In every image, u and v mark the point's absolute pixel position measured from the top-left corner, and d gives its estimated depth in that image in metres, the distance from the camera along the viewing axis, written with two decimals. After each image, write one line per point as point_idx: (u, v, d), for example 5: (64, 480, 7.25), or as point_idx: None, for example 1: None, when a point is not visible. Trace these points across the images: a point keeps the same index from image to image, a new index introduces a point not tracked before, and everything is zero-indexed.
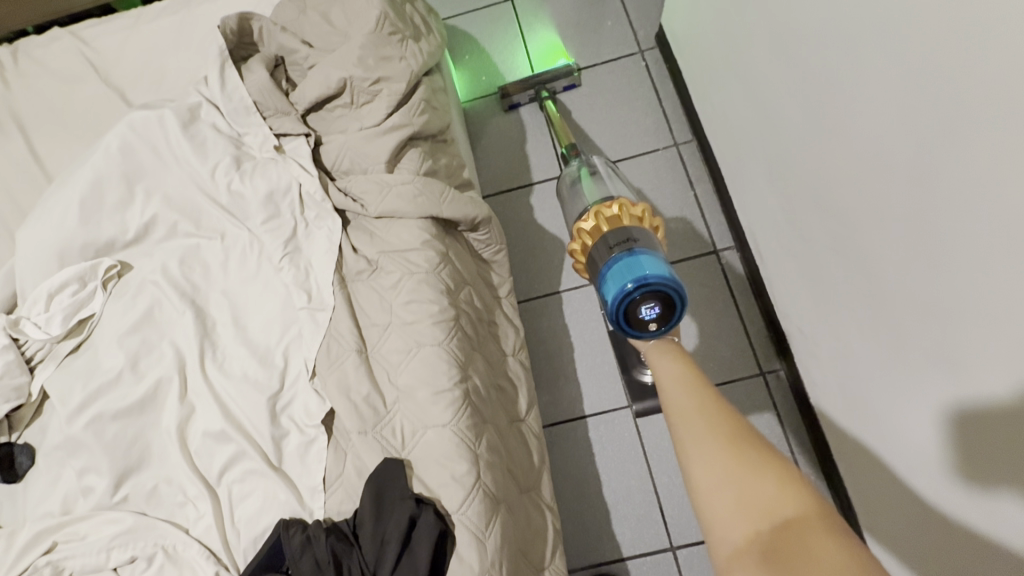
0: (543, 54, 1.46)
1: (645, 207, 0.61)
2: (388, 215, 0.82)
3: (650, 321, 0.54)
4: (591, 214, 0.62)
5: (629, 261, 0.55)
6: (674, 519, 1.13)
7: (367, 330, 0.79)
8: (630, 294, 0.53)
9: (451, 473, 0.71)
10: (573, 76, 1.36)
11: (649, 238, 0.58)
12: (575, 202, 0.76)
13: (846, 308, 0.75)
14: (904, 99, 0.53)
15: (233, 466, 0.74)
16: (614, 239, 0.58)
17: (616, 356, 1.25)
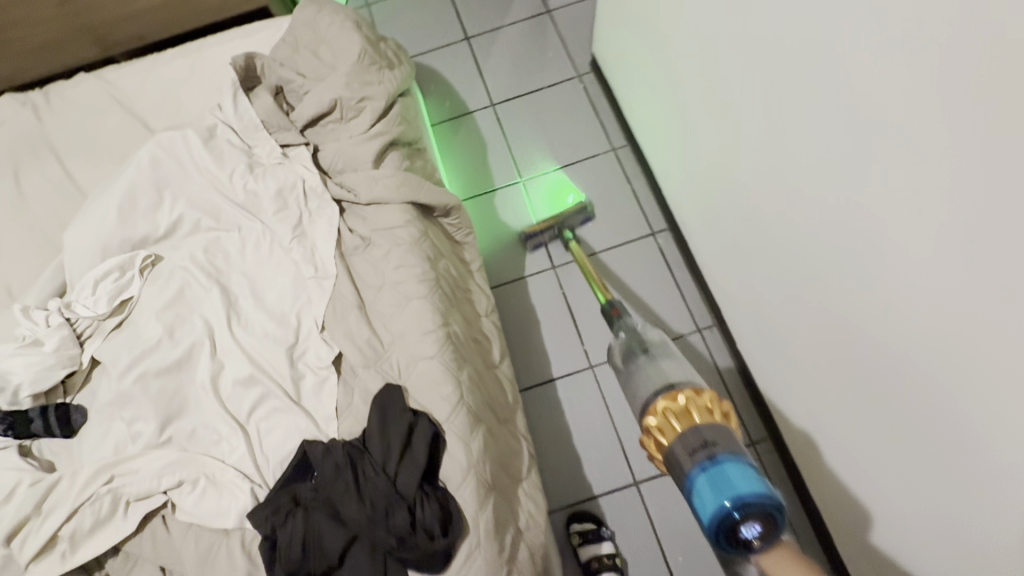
0: (552, 195, 1.60)
1: (710, 396, 0.67)
2: (376, 202, 1.03)
3: (756, 543, 0.60)
4: (657, 409, 0.68)
5: (715, 471, 0.60)
6: (635, 457, 1.32)
7: (364, 291, 0.97)
8: (727, 513, 0.58)
9: (439, 393, 0.89)
10: (588, 213, 1.49)
11: (726, 438, 0.63)
12: (636, 383, 0.79)
13: (754, 259, 0.96)
14: (753, 77, 0.78)
15: (260, 405, 0.91)
16: (690, 440, 0.64)
17: (576, 325, 1.46)
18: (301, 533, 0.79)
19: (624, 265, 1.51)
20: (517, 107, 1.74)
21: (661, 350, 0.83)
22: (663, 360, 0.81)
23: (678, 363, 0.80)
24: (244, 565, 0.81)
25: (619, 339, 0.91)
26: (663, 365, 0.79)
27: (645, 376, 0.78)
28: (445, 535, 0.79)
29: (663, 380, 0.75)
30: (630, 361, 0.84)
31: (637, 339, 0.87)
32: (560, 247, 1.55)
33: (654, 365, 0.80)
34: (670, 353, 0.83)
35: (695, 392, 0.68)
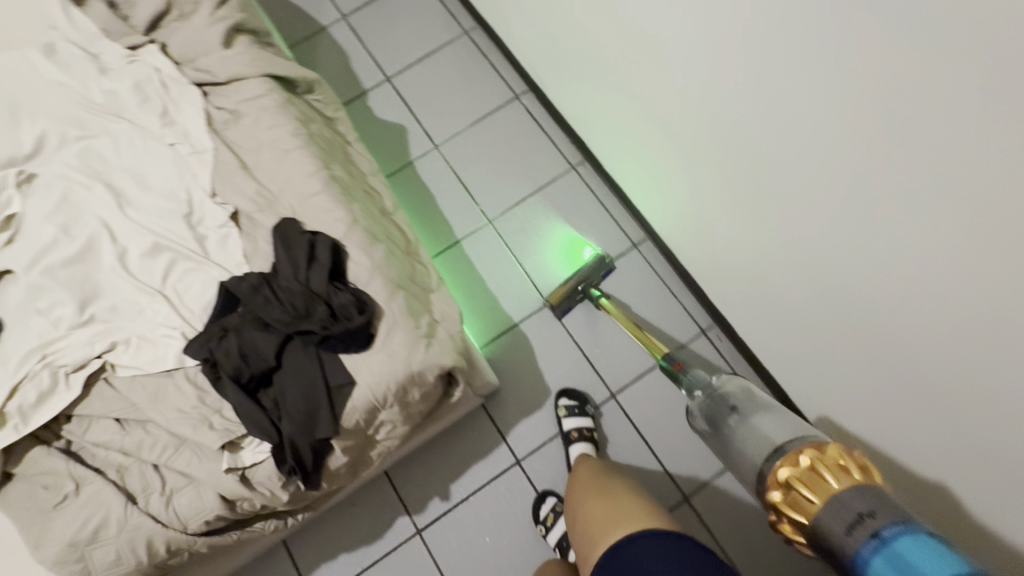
0: (567, 252, 1.56)
1: (837, 451, 0.72)
2: (235, 78, 1.11)
3: None
4: (783, 463, 0.75)
5: (892, 553, 0.63)
6: (541, 282, 1.54)
7: (244, 155, 1.06)
8: None
9: (333, 217, 1.02)
10: (608, 265, 1.44)
11: (886, 507, 0.67)
12: (737, 446, 0.95)
13: (672, 133, 1.08)
14: None
15: (174, 269, 0.99)
16: (845, 516, 0.67)
17: (467, 189, 1.63)
18: (236, 346, 0.90)
19: (498, 133, 1.69)
20: (365, 14, 1.83)
21: (746, 399, 1.01)
22: (759, 418, 0.96)
23: (770, 413, 0.96)
24: (193, 391, 0.91)
25: (699, 396, 1.08)
26: (755, 422, 0.95)
27: (744, 428, 0.96)
28: (361, 315, 0.93)
29: (762, 440, 0.91)
30: (722, 420, 1.01)
31: (719, 397, 1.04)
32: (438, 127, 1.70)
33: (749, 425, 0.96)
34: (753, 404, 0.99)
35: (817, 448, 0.74)
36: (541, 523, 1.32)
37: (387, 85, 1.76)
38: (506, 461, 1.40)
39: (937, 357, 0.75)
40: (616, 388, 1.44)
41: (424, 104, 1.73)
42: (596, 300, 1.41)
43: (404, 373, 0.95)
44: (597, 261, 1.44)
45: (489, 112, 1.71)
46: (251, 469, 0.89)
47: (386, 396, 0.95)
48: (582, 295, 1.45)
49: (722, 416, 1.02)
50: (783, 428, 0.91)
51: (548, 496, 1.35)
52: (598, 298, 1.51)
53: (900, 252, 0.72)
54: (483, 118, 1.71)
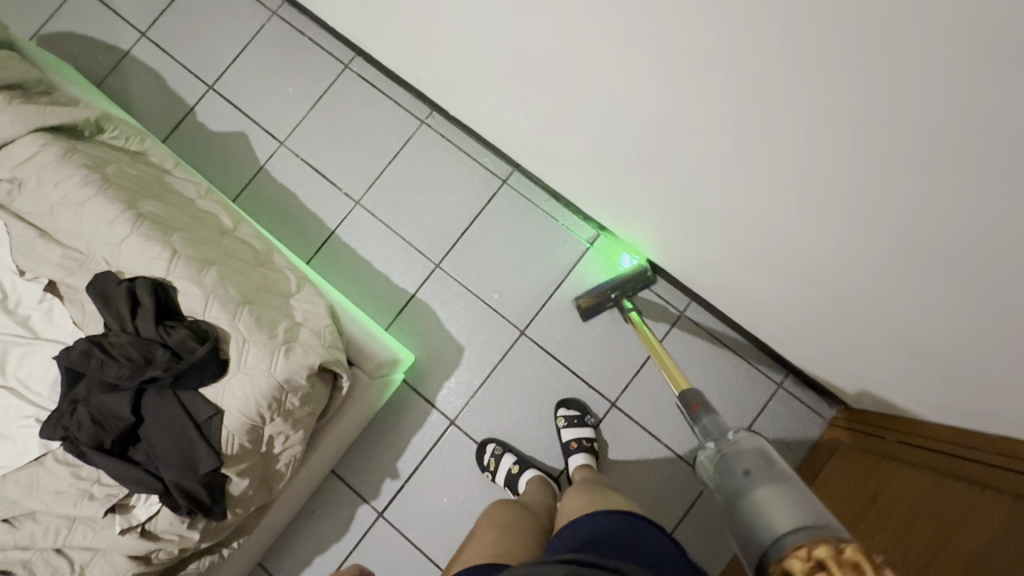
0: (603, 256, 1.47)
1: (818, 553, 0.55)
2: (5, 143, 1.04)
3: None
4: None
5: None
6: (428, 247, 1.52)
7: (39, 221, 1.00)
8: None
9: (151, 256, 0.97)
10: (649, 279, 1.38)
11: None
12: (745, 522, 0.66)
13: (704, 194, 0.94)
14: None
15: (9, 359, 0.96)
16: None
17: (326, 177, 1.57)
18: (86, 416, 0.88)
19: (341, 110, 1.60)
20: (265, 174, 1.58)
21: (756, 460, 0.72)
22: (769, 489, 0.67)
23: (785, 482, 0.67)
24: (64, 470, 0.89)
25: (708, 452, 0.81)
26: (765, 498, 0.66)
27: (753, 497, 0.67)
28: (204, 344, 0.92)
29: (771, 524, 0.63)
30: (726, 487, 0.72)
31: (727, 454, 0.76)
32: (277, 122, 1.61)
33: (755, 499, 0.67)
34: (765, 470, 0.70)
35: (833, 547, 0.55)
36: (487, 469, 1.38)
37: (211, 94, 1.64)
38: (442, 425, 1.44)
39: (915, 304, 0.76)
40: (524, 324, 1.47)
41: (255, 102, 1.62)
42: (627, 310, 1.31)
43: (271, 386, 0.94)
44: (638, 274, 1.37)
45: (325, 91, 1.61)
46: (150, 524, 0.89)
47: (262, 412, 0.94)
48: (613, 301, 1.37)
49: (734, 472, 0.73)
50: (792, 507, 0.63)
51: (487, 444, 1.39)
52: (484, 246, 1.51)
53: (876, 208, 0.67)
54: (320, 99, 1.61)
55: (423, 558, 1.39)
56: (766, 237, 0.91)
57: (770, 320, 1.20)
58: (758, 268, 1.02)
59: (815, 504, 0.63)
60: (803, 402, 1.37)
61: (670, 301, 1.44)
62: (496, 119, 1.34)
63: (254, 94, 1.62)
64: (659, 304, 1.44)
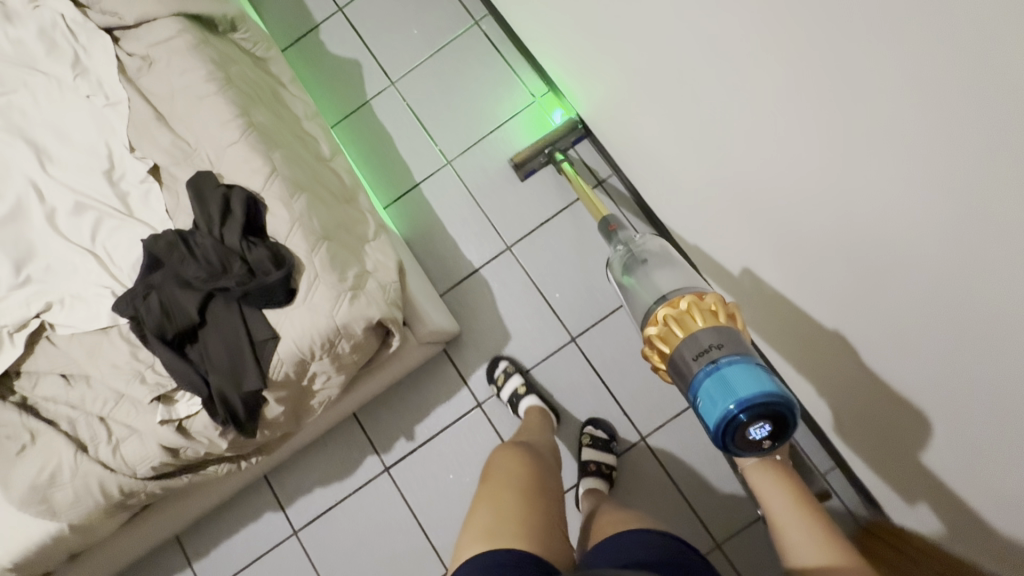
0: (538, 116, 1.52)
1: (690, 299, 0.86)
2: (145, 19, 1.04)
3: (765, 437, 0.79)
4: (655, 322, 0.88)
5: (721, 385, 0.78)
6: (504, 227, 1.48)
7: (159, 104, 1.02)
8: (733, 413, 0.77)
9: (253, 168, 0.98)
10: (580, 132, 1.43)
11: (720, 333, 0.83)
12: (642, 290, 1.14)
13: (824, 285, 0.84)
14: None
15: (100, 228, 0.99)
16: (691, 346, 0.83)
17: (425, 130, 1.55)
18: (157, 303, 0.91)
19: (458, 66, 1.56)
20: (368, 109, 1.57)
21: (656, 258, 1.19)
22: (656, 269, 1.16)
23: (665, 263, 1.17)
24: (126, 348, 0.93)
25: (621, 251, 1.22)
26: (655, 276, 1.14)
27: (646, 274, 1.16)
28: (279, 270, 0.92)
29: (656, 287, 1.09)
30: (633, 273, 1.18)
31: (636, 255, 1.21)
32: (394, 60, 1.58)
33: (649, 277, 1.15)
34: (657, 259, 1.18)
35: (697, 297, 0.87)
36: None
37: (339, 16, 1.62)
38: (468, 404, 1.43)
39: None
40: (576, 331, 1.43)
41: (378, 35, 1.60)
42: (558, 162, 1.40)
43: (329, 327, 0.95)
44: (568, 127, 1.42)
45: (447, 42, 1.58)
46: (187, 421, 0.93)
47: (313, 348, 0.95)
48: (548, 158, 1.44)
49: (639, 264, 1.18)
50: (671, 280, 1.11)
51: None
52: (560, 242, 1.46)
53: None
54: (441, 49, 1.57)
55: (415, 523, 1.41)
56: (861, 346, 0.83)
57: (830, 413, 1.11)
58: (838, 367, 0.94)
59: (679, 275, 1.13)
60: (840, 503, 1.28)
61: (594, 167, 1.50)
62: (608, 118, 1.27)
63: (380, 27, 1.60)
64: (584, 168, 1.49)
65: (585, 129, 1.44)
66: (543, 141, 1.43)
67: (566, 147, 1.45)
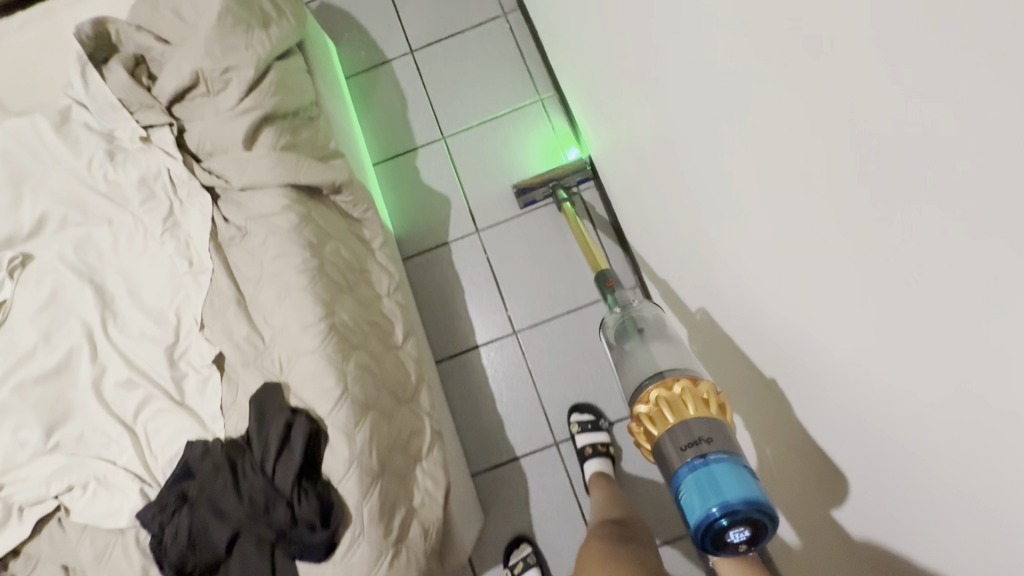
0: (547, 147, 1.51)
1: (706, 388, 0.69)
2: (251, 186, 0.96)
3: (745, 544, 0.62)
4: (648, 397, 0.71)
5: (705, 475, 0.62)
6: (556, 420, 1.38)
7: (244, 285, 0.94)
8: (714, 517, 0.59)
9: (322, 388, 0.89)
10: (586, 172, 1.42)
11: (719, 431, 0.65)
12: (630, 363, 0.89)
13: None
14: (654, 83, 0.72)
15: (146, 407, 0.90)
16: (682, 438, 0.66)
17: (500, 288, 1.46)
18: (185, 528, 0.82)
19: (549, 230, 1.48)
20: (446, 250, 1.50)
21: (656, 330, 0.93)
22: (652, 341, 0.91)
23: (666, 342, 0.89)
24: (139, 561, 0.83)
25: (615, 313, 1.01)
26: (651, 350, 0.88)
27: (635, 347, 0.90)
28: (324, 529, 0.82)
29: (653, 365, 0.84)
30: (623, 340, 0.95)
31: (631, 317, 0.97)
32: (485, 208, 1.51)
33: (643, 350, 0.89)
34: (659, 333, 0.92)
35: (692, 381, 0.70)
36: None
37: (440, 143, 1.56)
38: None
39: None
40: None
41: (475, 176, 1.53)
42: (560, 199, 1.36)
43: None
44: (577, 165, 1.42)
45: (545, 204, 1.49)
46: None
47: None
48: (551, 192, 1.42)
49: (627, 333, 0.95)
50: (671, 359, 0.84)
51: None
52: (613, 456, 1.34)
53: None
54: (536, 209, 1.49)
55: None
56: None
57: None
58: None
59: (680, 355, 0.85)
60: None
61: (594, 212, 1.46)
62: None
63: (480, 166, 1.53)
64: (583, 207, 1.46)
65: (591, 171, 1.43)
66: (547, 174, 1.41)
67: (569, 184, 1.42)
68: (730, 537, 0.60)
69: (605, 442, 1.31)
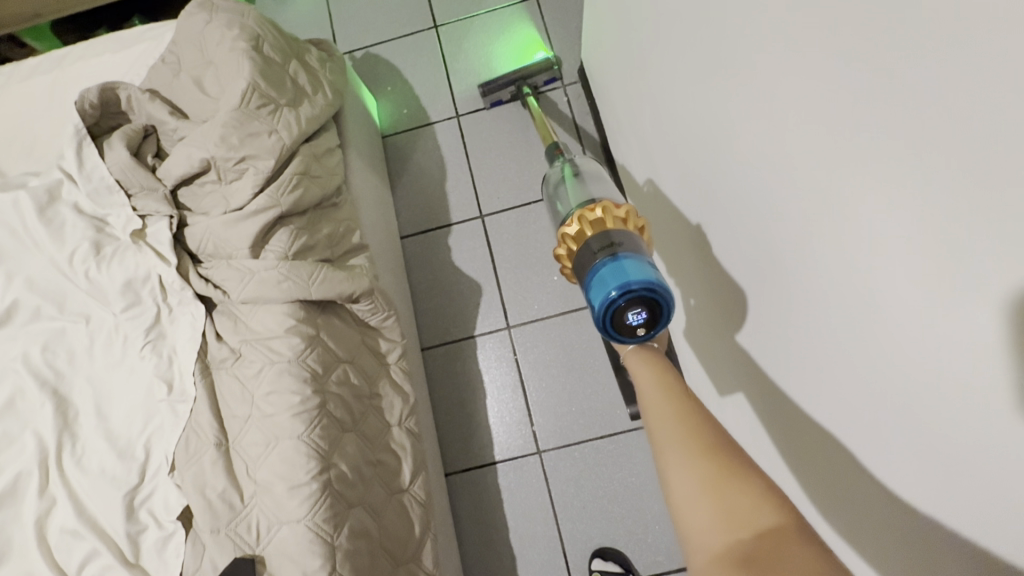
0: (520, 51, 1.49)
1: (628, 208, 0.63)
2: (253, 302, 0.81)
3: (642, 329, 0.58)
4: (575, 217, 0.64)
5: (613, 266, 0.57)
6: (577, 564, 1.18)
7: (229, 422, 0.78)
8: (614, 301, 0.56)
9: (304, 571, 0.72)
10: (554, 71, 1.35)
11: (633, 241, 0.61)
12: (561, 204, 0.78)
13: None
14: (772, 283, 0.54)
15: (90, 563, 0.74)
16: (597, 243, 0.61)
17: (526, 394, 1.29)
18: None
19: (587, 335, 1.30)
20: (471, 343, 1.33)
21: (595, 177, 0.82)
22: (590, 187, 0.79)
23: (600, 187, 0.79)
24: None
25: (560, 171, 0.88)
26: (585, 192, 0.77)
27: (571, 190, 0.78)
28: None
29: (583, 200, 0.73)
30: (559, 187, 0.82)
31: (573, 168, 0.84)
32: (519, 300, 1.34)
33: (579, 192, 0.77)
34: (598, 183, 0.80)
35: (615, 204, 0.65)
36: None
37: (475, 220, 1.41)
38: None
39: None
40: None
41: (511, 262, 1.37)
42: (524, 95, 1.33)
43: None
44: (544, 65, 1.35)
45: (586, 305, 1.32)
46: None
47: None
48: (516, 92, 1.38)
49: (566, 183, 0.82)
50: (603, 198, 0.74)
51: None
52: None
53: None
54: (576, 308, 1.32)
55: None
56: None
57: None
58: None
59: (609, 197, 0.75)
60: None
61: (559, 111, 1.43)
62: None
63: (518, 253, 1.37)
64: (552, 106, 1.43)
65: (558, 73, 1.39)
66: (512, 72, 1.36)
67: (535, 84, 1.38)
68: (628, 320, 0.57)
69: None
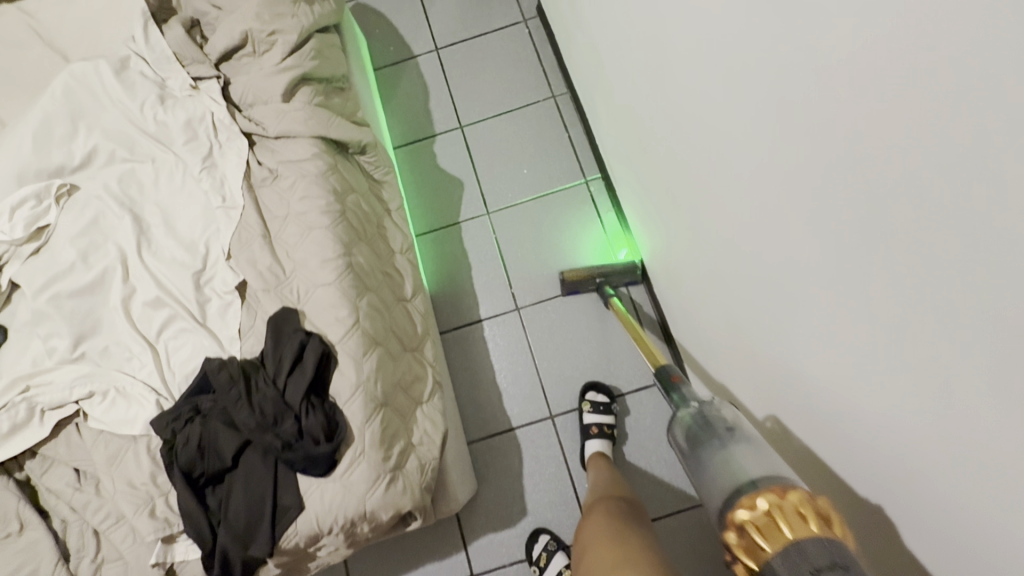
0: (600, 248, 1.51)
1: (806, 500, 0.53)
2: (285, 135, 1.06)
3: None
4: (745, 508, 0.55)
5: None
6: (553, 394, 1.42)
7: (270, 221, 1.02)
8: None
9: (335, 316, 0.95)
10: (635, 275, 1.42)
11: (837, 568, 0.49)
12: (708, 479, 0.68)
13: None
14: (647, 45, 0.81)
15: (169, 326, 0.97)
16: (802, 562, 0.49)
17: (506, 266, 1.53)
18: (197, 438, 0.86)
19: (555, 216, 1.56)
20: (457, 228, 1.58)
21: (739, 432, 0.71)
22: (739, 450, 0.68)
23: (750, 446, 0.68)
24: (148, 467, 0.88)
25: (690, 406, 0.80)
26: (735, 455, 0.67)
27: (722, 453, 0.68)
28: (328, 442, 0.87)
29: (742, 470, 0.64)
30: (697, 436, 0.74)
31: (704, 418, 0.76)
32: (496, 192, 1.60)
33: (725, 456, 0.68)
34: (739, 434, 0.71)
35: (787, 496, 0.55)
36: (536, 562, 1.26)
37: (456, 131, 1.67)
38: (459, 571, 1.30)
39: None
40: None
41: (487, 163, 1.62)
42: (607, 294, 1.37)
43: (356, 510, 0.87)
44: (626, 269, 1.42)
45: (552, 191, 1.58)
46: (179, 564, 0.86)
47: (332, 527, 0.87)
48: (596, 285, 1.42)
49: (704, 442, 0.72)
50: (759, 466, 0.63)
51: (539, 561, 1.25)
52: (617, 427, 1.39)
53: None
54: (544, 195, 1.58)
55: None
56: None
57: None
58: None
59: (771, 466, 0.63)
60: None
61: (642, 312, 1.45)
62: (691, 337, 1.18)
63: (492, 152, 1.63)
64: (630, 303, 1.46)
65: (638, 276, 1.44)
66: (596, 269, 1.41)
67: (615, 284, 1.43)
68: None
69: (610, 426, 1.33)
